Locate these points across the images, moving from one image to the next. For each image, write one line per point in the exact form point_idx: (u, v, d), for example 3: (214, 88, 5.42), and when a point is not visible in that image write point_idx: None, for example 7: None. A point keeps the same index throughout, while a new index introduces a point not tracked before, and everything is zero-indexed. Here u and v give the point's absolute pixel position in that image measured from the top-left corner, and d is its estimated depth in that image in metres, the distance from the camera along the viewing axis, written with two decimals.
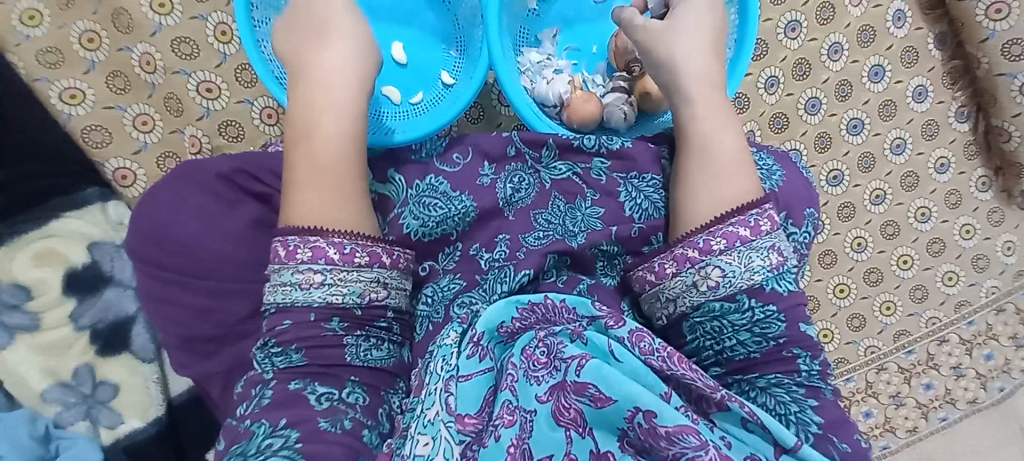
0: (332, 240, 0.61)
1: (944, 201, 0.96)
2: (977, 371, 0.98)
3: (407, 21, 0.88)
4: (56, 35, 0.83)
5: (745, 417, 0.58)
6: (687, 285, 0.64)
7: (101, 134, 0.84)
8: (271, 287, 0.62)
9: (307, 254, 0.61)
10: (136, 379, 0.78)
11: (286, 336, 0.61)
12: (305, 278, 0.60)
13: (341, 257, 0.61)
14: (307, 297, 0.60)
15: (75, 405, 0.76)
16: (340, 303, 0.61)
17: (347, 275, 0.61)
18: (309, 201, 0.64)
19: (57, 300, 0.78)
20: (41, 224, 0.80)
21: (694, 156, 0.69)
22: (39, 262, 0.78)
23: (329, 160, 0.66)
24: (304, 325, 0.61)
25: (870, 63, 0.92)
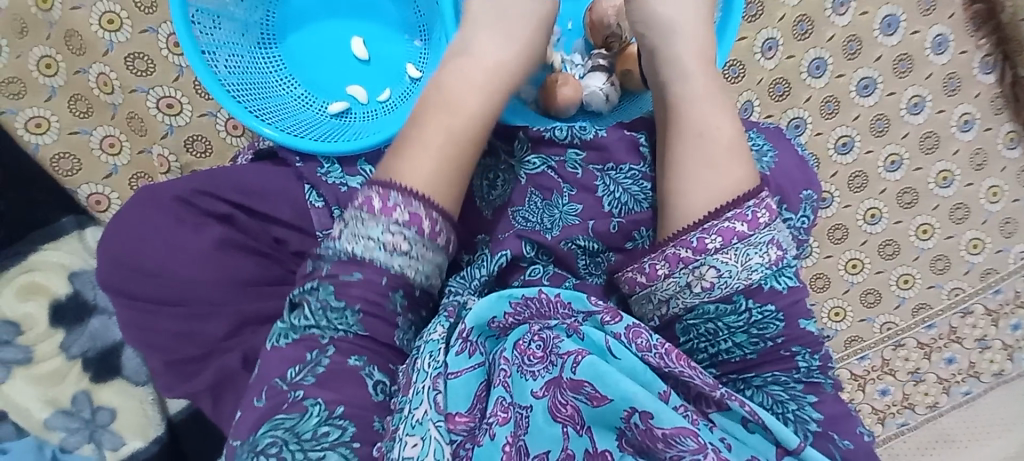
0: (429, 213, 0.58)
1: (968, 162, 0.87)
2: (1004, 342, 0.91)
3: (366, 14, 0.83)
4: (16, 65, 0.81)
5: (746, 416, 0.55)
6: (680, 287, 0.58)
7: (70, 161, 0.83)
8: (349, 235, 0.57)
9: (403, 217, 0.57)
10: (133, 401, 0.79)
11: (352, 291, 0.56)
12: (392, 242, 0.56)
13: (430, 232, 0.58)
14: (386, 261, 0.56)
15: (78, 430, 0.78)
16: (411, 278, 0.58)
17: (430, 252, 0.58)
18: (421, 172, 0.61)
19: (47, 333, 0.78)
20: (21, 258, 0.80)
21: (685, 143, 0.60)
22: (25, 295, 0.79)
23: (449, 138, 0.63)
24: (375, 288, 0.56)
25: (882, 14, 0.82)
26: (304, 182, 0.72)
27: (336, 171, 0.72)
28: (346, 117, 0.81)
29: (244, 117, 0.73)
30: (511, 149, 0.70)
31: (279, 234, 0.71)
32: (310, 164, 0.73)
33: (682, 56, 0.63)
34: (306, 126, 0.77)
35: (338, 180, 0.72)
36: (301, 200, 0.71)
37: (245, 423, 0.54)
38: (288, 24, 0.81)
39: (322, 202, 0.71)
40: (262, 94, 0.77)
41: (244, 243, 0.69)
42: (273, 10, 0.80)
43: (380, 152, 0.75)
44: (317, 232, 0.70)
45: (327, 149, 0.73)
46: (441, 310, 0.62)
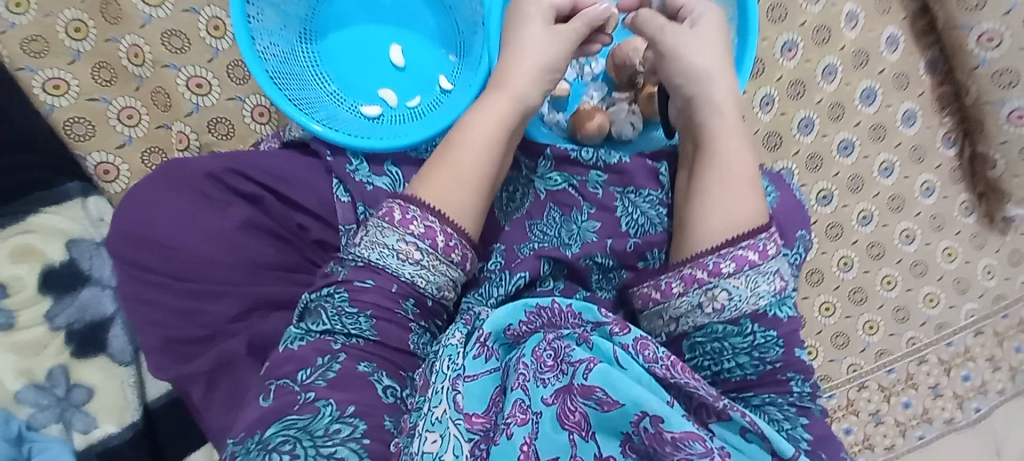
0: (444, 227, 0.61)
1: (928, 223, 0.98)
2: (954, 391, 1.00)
3: (408, 24, 0.86)
4: (42, 23, 0.79)
5: (745, 426, 0.56)
6: (692, 306, 0.62)
7: (84, 126, 0.81)
8: (369, 243, 0.60)
9: (419, 229, 0.60)
10: (112, 382, 0.76)
11: (364, 297, 0.59)
12: (406, 250, 0.59)
13: (443, 247, 0.60)
14: (398, 269, 0.59)
15: (49, 407, 0.74)
16: (421, 288, 0.60)
17: (441, 265, 0.60)
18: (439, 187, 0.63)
19: (33, 298, 0.77)
20: (20, 218, 0.79)
21: (706, 176, 0.66)
22: (16, 258, 0.78)
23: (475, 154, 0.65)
24: (385, 294, 0.59)
25: (862, 86, 0.93)
26: (332, 176, 0.72)
27: (364, 170, 0.73)
28: (376, 118, 0.83)
29: (279, 102, 0.75)
30: (536, 164, 0.74)
31: (301, 221, 0.71)
32: (339, 158, 0.73)
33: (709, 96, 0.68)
34: (336, 120, 0.79)
35: (365, 178, 0.72)
36: (327, 193, 0.72)
37: (246, 421, 0.54)
38: (331, 23, 0.84)
39: (347, 197, 0.71)
40: (298, 84, 0.79)
41: (266, 226, 0.69)
42: (318, 8, 0.84)
43: (405, 155, 0.76)
44: (338, 226, 0.71)
45: (355, 144, 0.73)
46: (457, 318, 0.64)
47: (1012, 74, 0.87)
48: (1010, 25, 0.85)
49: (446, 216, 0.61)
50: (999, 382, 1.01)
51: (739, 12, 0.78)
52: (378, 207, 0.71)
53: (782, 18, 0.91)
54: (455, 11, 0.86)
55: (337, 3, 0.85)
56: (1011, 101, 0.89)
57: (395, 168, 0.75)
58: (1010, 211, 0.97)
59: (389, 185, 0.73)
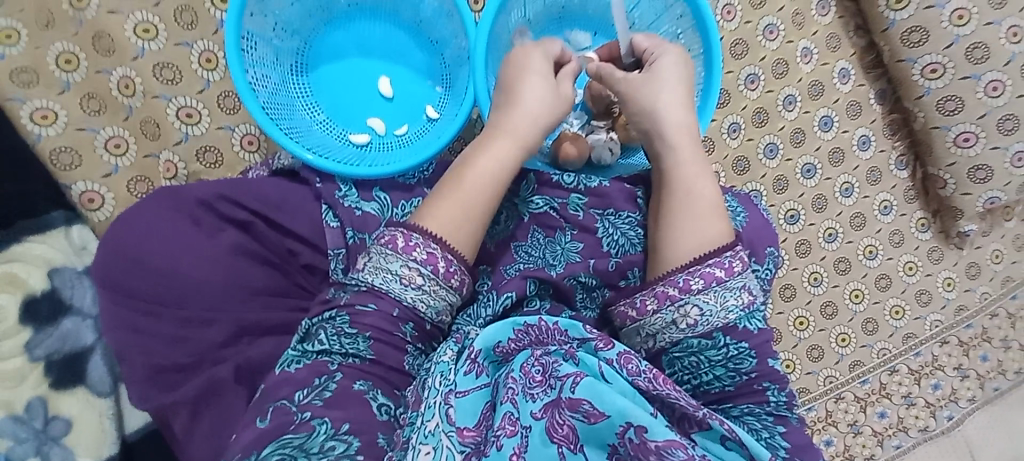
0: (445, 254, 0.62)
1: (889, 239, 1.04)
2: (925, 400, 1.04)
3: (396, 58, 0.90)
4: (33, 54, 0.82)
5: (725, 434, 0.57)
6: (666, 322, 0.65)
7: (70, 156, 0.83)
8: (372, 268, 0.62)
9: (422, 255, 0.61)
10: (90, 413, 0.77)
11: (365, 320, 0.60)
12: (409, 276, 0.61)
13: (444, 273, 0.62)
14: (400, 293, 0.61)
15: (25, 441, 0.74)
16: (422, 312, 0.62)
17: (441, 290, 0.62)
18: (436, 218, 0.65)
19: (14, 329, 0.76)
20: (1, 247, 0.78)
21: (674, 200, 0.70)
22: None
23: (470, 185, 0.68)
24: (387, 318, 0.61)
25: (820, 114, 1.01)
26: (321, 202, 0.74)
27: (352, 196, 0.75)
28: (365, 146, 0.86)
29: (271, 132, 0.76)
30: (519, 188, 0.77)
31: (293, 246, 0.72)
32: (328, 185, 0.75)
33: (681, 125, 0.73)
34: (327, 149, 0.81)
35: (353, 204, 0.74)
36: (318, 219, 0.74)
37: (241, 442, 0.54)
38: (322, 57, 0.88)
39: (337, 222, 0.73)
40: (289, 115, 0.82)
41: (257, 252, 0.70)
42: (309, 42, 0.87)
43: (393, 181, 0.78)
44: (328, 251, 0.72)
45: (348, 173, 0.77)
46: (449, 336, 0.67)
47: (954, 102, 0.96)
48: (950, 58, 0.94)
49: (446, 243, 0.63)
50: (967, 390, 1.06)
51: (705, 49, 0.85)
52: (368, 232, 0.73)
53: (743, 53, 0.98)
54: (441, 45, 0.89)
55: (328, 38, 0.88)
56: (954, 126, 0.97)
57: (384, 194, 0.77)
58: (963, 227, 1.04)
59: (377, 210, 0.75)
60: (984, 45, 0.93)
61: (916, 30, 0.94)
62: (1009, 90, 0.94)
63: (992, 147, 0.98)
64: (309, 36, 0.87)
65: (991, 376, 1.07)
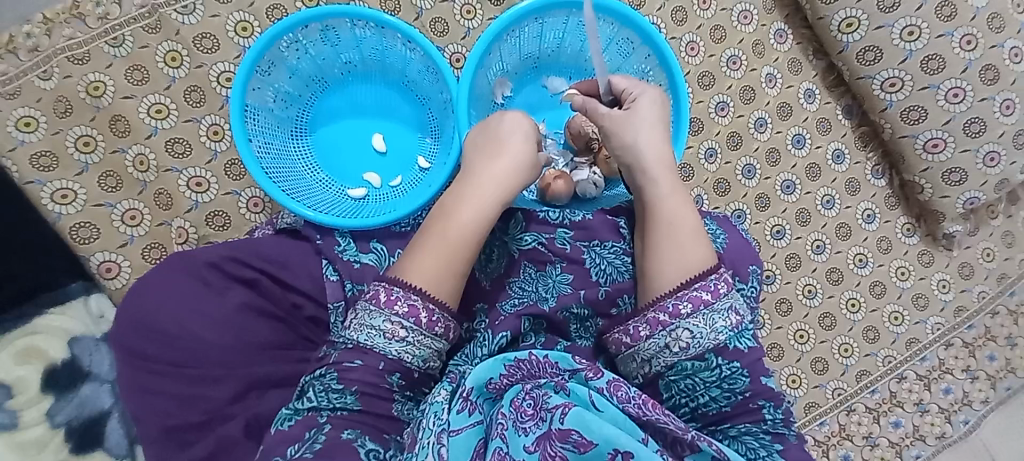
0: (426, 304, 0.65)
1: (877, 246, 1.06)
2: (940, 406, 1.03)
3: (387, 116, 0.97)
4: (52, 140, 0.90)
5: (715, 455, 0.55)
6: (660, 347, 0.67)
7: (89, 230, 0.89)
8: (357, 325, 0.65)
9: (403, 308, 0.64)
10: None
11: (352, 375, 0.63)
12: (392, 329, 0.64)
13: (427, 322, 0.65)
14: (385, 347, 0.64)
15: None
16: (408, 362, 0.64)
17: (425, 339, 0.65)
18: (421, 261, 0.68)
19: (37, 398, 0.85)
20: (25, 320, 0.86)
21: (657, 228, 0.72)
22: (20, 359, 0.85)
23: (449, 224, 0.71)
24: (373, 371, 0.64)
25: (791, 133, 1.06)
26: (322, 257, 0.78)
27: (351, 249, 0.79)
28: (364, 199, 0.93)
29: (274, 194, 0.82)
30: (507, 227, 0.79)
31: (297, 299, 0.76)
32: (328, 240, 0.80)
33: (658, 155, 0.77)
34: (327, 205, 0.88)
35: (352, 257, 0.78)
36: (320, 274, 0.77)
37: None
38: (319, 120, 0.95)
39: (336, 276, 0.77)
40: (291, 176, 0.89)
41: (264, 307, 0.74)
42: (307, 109, 0.95)
43: (388, 230, 0.83)
44: (328, 304, 0.76)
45: (345, 225, 0.81)
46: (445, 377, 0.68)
47: (917, 111, 1.01)
48: (908, 71, 1.00)
49: (427, 292, 0.66)
50: (981, 392, 1.05)
51: (671, 83, 0.91)
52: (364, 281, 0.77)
53: (711, 84, 1.05)
54: (427, 100, 0.96)
55: (324, 102, 0.95)
56: (922, 134, 1.01)
57: (381, 245, 0.82)
58: (948, 228, 1.06)
59: (376, 261, 0.80)
60: (939, 56, 0.98)
61: (870, 49, 1.00)
62: (970, 95, 0.99)
63: (963, 150, 1.01)
64: (306, 102, 0.94)
65: (1003, 376, 1.06)
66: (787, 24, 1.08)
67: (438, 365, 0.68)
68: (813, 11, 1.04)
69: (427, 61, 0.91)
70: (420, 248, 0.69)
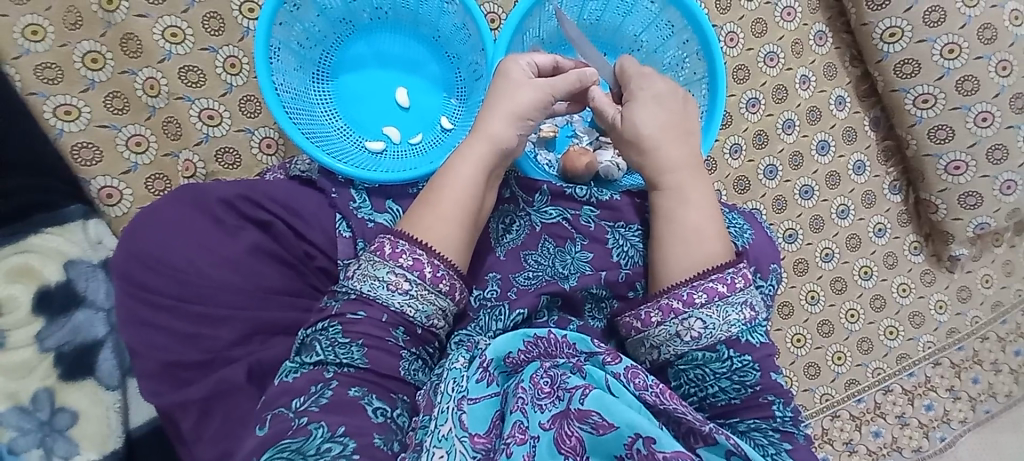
0: (431, 259, 0.64)
1: (883, 261, 1.07)
2: (919, 420, 1.06)
3: (413, 70, 0.93)
4: (59, 52, 0.85)
5: (731, 450, 0.55)
6: (670, 334, 0.66)
7: (92, 152, 0.87)
8: (360, 275, 0.63)
9: (407, 261, 0.63)
10: (98, 407, 0.83)
11: (356, 328, 0.61)
12: (395, 281, 0.62)
13: (431, 277, 0.63)
14: (388, 299, 0.62)
15: (30, 432, 0.81)
16: (411, 316, 0.62)
17: (429, 294, 0.63)
18: (427, 224, 0.66)
19: (26, 320, 0.83)
20: (20, 238, 0.84)
21: (677, 217, 0.71)
22: (15, 276, 0.83)
23: (467, 192, 0.69)
24: (376, 324, 0.61)
25: (817, 138, 1.05)
26: (335, 211, 0.75)
27: (366, 207, 0.76)
28: (381, 153, 0.89)
29: (293, 136, 0.79)
30: (533, 199, 0.78)
31: (309, 249, 0.73)
32: (344, 194, 0.76)
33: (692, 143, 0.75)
34: (345, 155, 0.84)
35: (367, 215, 0.75)
36: (332, 228, 0.74)
37: (246, 450, 0.55)
38: (343, 66, 0.91)
39: (349, 232, 0.74)
40: (309, 120, 0.85)
41: (275, 252, 0.71)
42: (331, 52, 0.90)
43: (405, 190, 0.80)
44: (339, 259, 0.73)
45: (361, 177, 0.78)
46: (455, 344, 0.69)
47: (944, 131, 1.01)
48: (942, 89, 0.99)
49: (433, 249, 0.65)
50: (960, 411, 1.08)
51: (709, 74, 0.89)
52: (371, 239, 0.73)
53: (745, 78, 1.03)
54: (457, 59, 0.92)
55: (349, 48, 0.91)
56: (946, 154, 1.02)
57: (396, 205, 0.78)
58: (954, 251, 1.08)
59: (390, 222, 0.76)
60: (974, 78, 0.98)
61: (909, 62, 0.99)
62: (998, 121, 0.99)
63: (982, 176, 1.02)
64: (332, 45, 0.89)
65: (983, 399, 1.09)
66: (828, 26, 1.06)
67: (443, 326, 0.66)
68: (858, 16, 1.01)
69: (465, 18, 0.88)
70: (441, 208, 0.68)
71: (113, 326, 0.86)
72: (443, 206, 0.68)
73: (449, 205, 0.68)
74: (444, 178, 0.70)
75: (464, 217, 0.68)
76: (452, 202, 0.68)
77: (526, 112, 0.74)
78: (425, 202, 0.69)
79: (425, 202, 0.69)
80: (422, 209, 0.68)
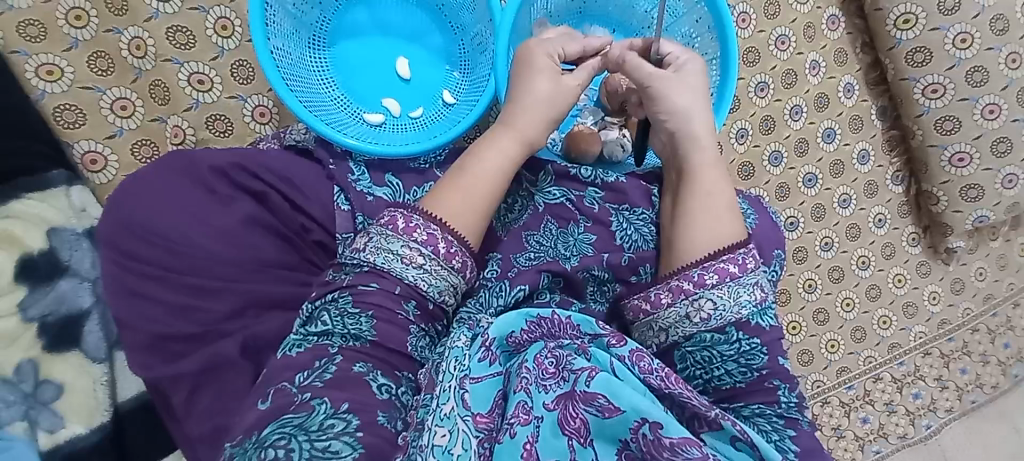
0: (445, 234, 0.62)
1: (881, 252, 1.08)
2: (906, 408, 1.08)
3: (416, 40, 0.89)
4: (40, 7, 0.80)
5: (737, 436, 0.55)
6: (680, 316, 0.65)
7: (75, 114, 0.83)
8: (372, 248, 0.61)
9: (422, 236, 0.61)
10: (84, 379, 0.81)
11: (367, 299, 0.59)
12: (409, 255, 0.60)
13: (444, 253, 0.61)
14: (402, 272, 0.60)
15: (14, 404, 0.79)
16: (423, 291, 0.61)
17: (442, 270, 0.61)
18: (448, 200, 0.65)
19: (9, 287, 0.80)
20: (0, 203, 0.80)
21: (693, 198, 0.69)
22: None
23: (477, 168, 0.67)
24: (389, 296, 0.60)
25: (824, 126, 1.04)
26: (333, 183, 0.72)
27: (366, 180, 0.73)
28: (379, 126, 0.85)
29: (289, 103, 0.76)
30: (536, 179, 0.76)
31: (306, 221, 0.71)
32: (342, 166, 0.74)
33: (705, 123, 0.72)
34: (343, 126, 0.81)
35: (366, 188, 0.72)
36: (330, 201, 0.71)
37: (245, 423, 0.53)
38: (342, 33, 0.87)
39: (348, 206, 0.71)
40: (306, 87, 0.81)
41: (271, 224, 0.69)
42: (329, 17, 0.86)
43: (405, 165, 0.77)
44: (337, 234, 0.70)
45: (360, 150, 0.76)
46: (460, 323, 0.66)
47: (951, 122, 1.00)
48: (951, 79, 0.98)
49: (448, 225, 0.63)
50: (946, 400, 1.10)
51: (721, 54, 0.86)
52: (373, 215, 0.71)
53: (755, 62, 1.00)
54: (461, 29, 0.89)
55: (348, 14, 0.87)
56: (950, 146, 1.01)
57: (397, 179, 0.75)
58: (951, 243, 1.09)
59: (389, 195, 0.73)
60: (984, 69, 0.97)
61: (921, 50, 0.97)
62: (1004, 114, 0.99)
63: (985, 169, 1.02)
64: (330, 10, 0.85)
65: (969, 389, 1.12)
66: (841, 10, 1.04)
67: (449, 303, 0.64)
68: (872, 0, 0.99)
69: None
70: (456, 184, 0.66)
71: (98, 297, 0.83)
72: (459, 182, 0.66)
73: (468, 183, 0.66)
74: (466, 158, 0.69)
75: (476, 194, 0.66)
76: (465, 179, 0.67)
77: (534, 89, 0.71)
78: (448, 181, 0.67)
79: (447, 179, 0.67)
80: (444, 188, 0.66)
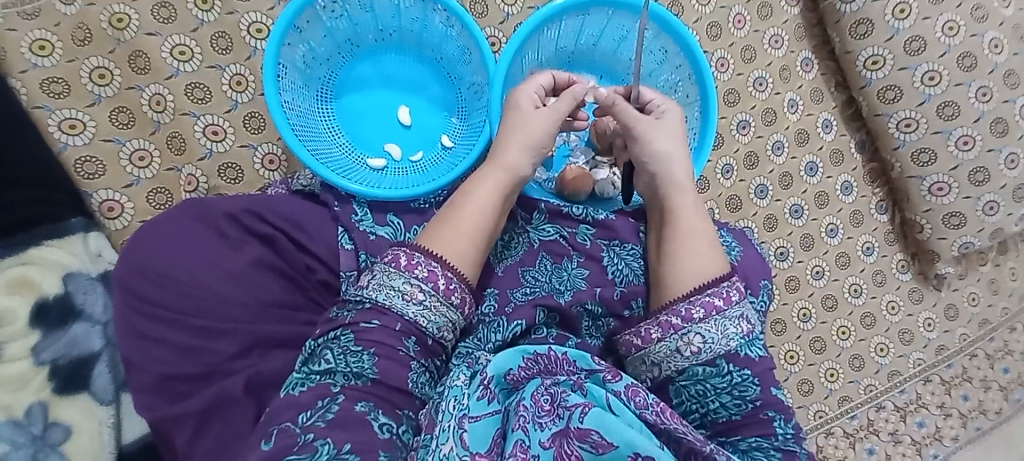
0: (444, 271, 0.65)
1: (872, 279, 1.10)
2: (912, 438, 1.07)
3: (416, 91, 0.95)
4: (66, 67, 0.87)
5: None
6: (672, 350, 0.66)
7: (95, 165, 0.88)
8: (375, 285, 0.64)
9: (422, 273, 0.64)
10: (91, 422, 0.82)
11: (370, 336, 0.62)
12: (411, 291, 0.63)
13: (444, 289, 0.65)
14: (403, 308, 0.63)
15: (23, 446, 0.80)
16: (422, 326, 0.64)
17: (441, 306, 0.64)
18: (444, 238, 0.68)
19: (23, 332, 0.83)
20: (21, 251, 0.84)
21: (676, 236, 0.72)
22: (12, 288, 0.83)
23: (475, 209, 0.71)
24: (390, 333, 0.62)
25: (806, 160, 1.08)
26: (339, 224, 0.76)
27: (368, 220, 0.77)
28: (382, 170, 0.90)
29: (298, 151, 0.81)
30: (530, 217, 0.79)
31: (310, 262, 0.74)
32: (346, 208, 0.78)
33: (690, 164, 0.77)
34: (348, 172, 0.86)
35: (369, 228, 0.76)
36: (335, 242, 0.75)
37: None
38: (347, 85, 0.93)
39: (351, 245, 0.75)
40: (314, 137, 0.87)
41: (277, 266, 0.72)
42: (336, 71, 0.92)
43: (406, 205, 0.81)
44: (341, 271, 0.74)
45: (363, 194, 0.80)
46: (458, 359, 0.70)
47: (927, 154, 1.05)
48: (923, 114, 1.03)
49: (449, 262, 0.66)
50: (951, 429, 1.09)
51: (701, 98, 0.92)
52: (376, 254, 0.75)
53: (735, 102, 1.07)
54: (458, 79, 0.95)
55: (353, 68, 0.93)
56: (928, 177, 1.06)
57: (398, 219, 0.79)
58: (940, 269, 1.11)
59: (391, 235, 0.77)
60: (954, 104, 1.02)
61: (891, 88, 1.04)
62: (978, 144, 1.04)
63: (965, 197, 1.06)
64: (337, 65, 0.92)
65: (974, 416, 1.11)
66: (814, 53, 1.11)
67: (448, 339, 0.66)
68: (842, 44, 1.07)
69: (468, 41, 0.90)
70: (457, 224, 0.69)
71: (108, 340, 0.85)
72: (457, 221, 0.70)
73: (466, 222, 0.70)
74: (461, 198, 0.72)
75: (474, 233, 0.69)
76: (462, 218, 0.70)
77: (528, 136, 0.76)
78: (441, 218, 0.70)
79: (443, 216, 0.71)
80: (442, 225, 0.69)
